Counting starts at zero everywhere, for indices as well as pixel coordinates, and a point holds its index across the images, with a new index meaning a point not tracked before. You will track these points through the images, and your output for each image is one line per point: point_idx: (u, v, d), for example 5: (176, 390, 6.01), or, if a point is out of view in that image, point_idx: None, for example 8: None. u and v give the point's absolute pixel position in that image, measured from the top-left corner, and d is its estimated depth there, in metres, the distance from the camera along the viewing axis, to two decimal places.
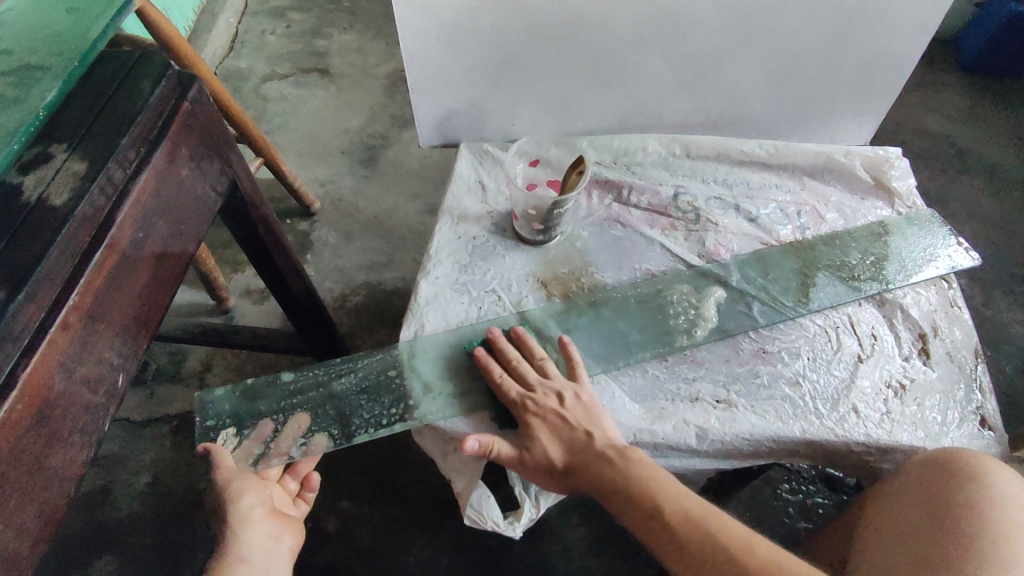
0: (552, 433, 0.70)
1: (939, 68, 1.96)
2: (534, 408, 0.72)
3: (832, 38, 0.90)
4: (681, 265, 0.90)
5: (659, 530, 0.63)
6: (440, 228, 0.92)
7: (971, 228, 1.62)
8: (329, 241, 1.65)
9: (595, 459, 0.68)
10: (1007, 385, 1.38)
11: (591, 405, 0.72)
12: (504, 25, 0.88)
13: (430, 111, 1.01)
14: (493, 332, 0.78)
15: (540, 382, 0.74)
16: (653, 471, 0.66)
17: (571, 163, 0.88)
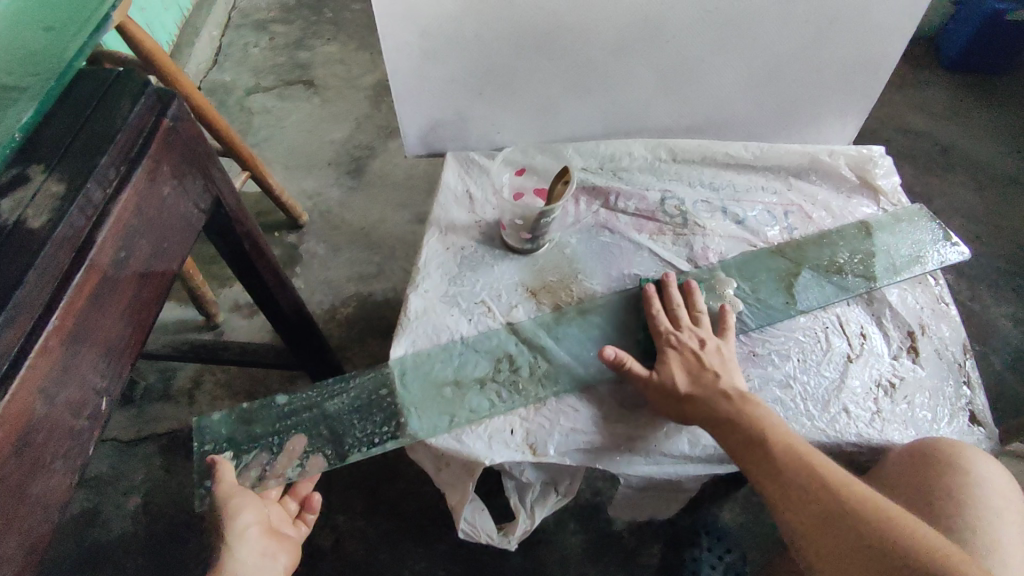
0: (686, 364, 0.75)
1: (919, 66, 1.98)
2: (674, 343, 0.77)
3: (813, 40, 0.90)
4: (670, 270, 0.90)
5: (759, 456, 0.67)
6: (428, 240, 0.92)
7: (955, 224, 1.64)
8: (318, 253, 1.65)
9: (718, 395, 0.72)
10: (995, 379, 1.39)
11: (730, 359, 0.77)
12: (486, 34, 0.88)
13: (415, 121, 1.01)
14: (667, 275, 0.85)
15: (688, 326, 0.80)
16: (775, 417, 0.71)
17: (556, 174, 0.88)
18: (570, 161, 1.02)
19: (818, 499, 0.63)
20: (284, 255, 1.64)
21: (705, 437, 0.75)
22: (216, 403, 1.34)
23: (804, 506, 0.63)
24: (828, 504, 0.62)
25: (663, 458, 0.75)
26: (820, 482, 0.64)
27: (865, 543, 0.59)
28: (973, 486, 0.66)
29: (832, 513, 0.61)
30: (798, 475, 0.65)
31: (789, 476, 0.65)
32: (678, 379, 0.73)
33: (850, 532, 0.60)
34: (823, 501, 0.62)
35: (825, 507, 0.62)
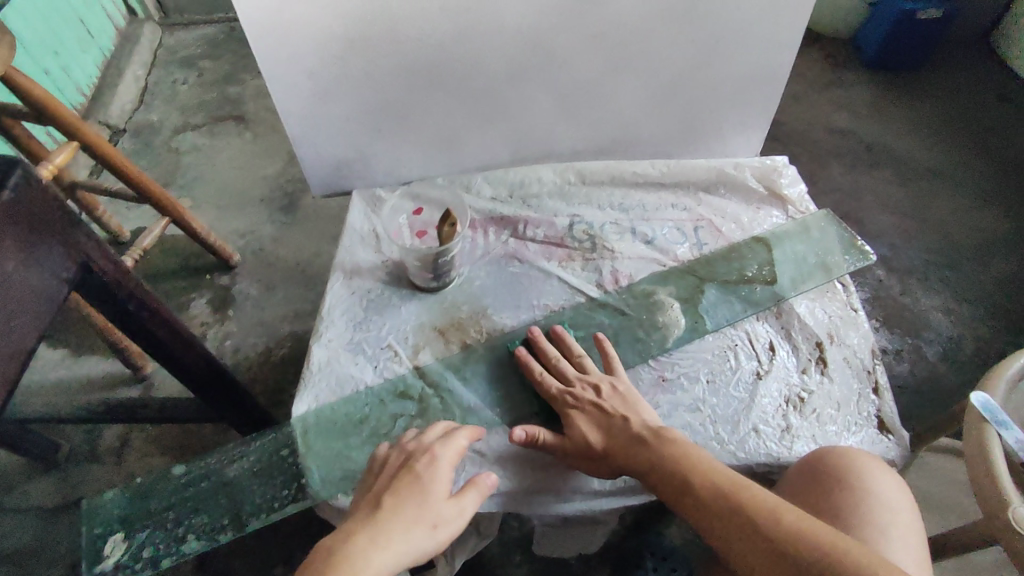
0: (593, 419, 0.74)
1: (841, 66, 2.03)
2: (573, 401, 0.76)
3: (704, 58, 0.91)
4: (580, 297, 0.89)
5: (686, 501, 0.65)
6: (333, 285, 0.90)
7: (882, 220, 1.68)
8: (252, 293, 1.60)
9: (632, 442, 0.70)
10: (928, 372, 1.42)
11: (631, 394, 0.76)
12: (375, 71, 0.87)
13: (317, 161, 0.98)
14: (533, 331, 0.83)
15: (580, 376, 0.78)
16: (691, 449, 0.68)
17: (441, 217, 0.85)
18: (478, 191, 1.00)
19: (753, 543, 0.58)
20: (217, 298, 1.59)
21: None
22: (146, 460, 1.29)
23: (744, 553, 0.59)
24: (765, 545, 0.58)
25: (574, 495, 0.73)
26: (750, 523, 0.60)
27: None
28: (870, 502, 0.65)
29: (771, 556, 0.57)
30: (729, 518, 0.61)
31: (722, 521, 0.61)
32: (590, 439, 0.72)
33: (793, 573, 0.55)
34: (758, 543, 0.58)
35: (763, 548, 0.58)
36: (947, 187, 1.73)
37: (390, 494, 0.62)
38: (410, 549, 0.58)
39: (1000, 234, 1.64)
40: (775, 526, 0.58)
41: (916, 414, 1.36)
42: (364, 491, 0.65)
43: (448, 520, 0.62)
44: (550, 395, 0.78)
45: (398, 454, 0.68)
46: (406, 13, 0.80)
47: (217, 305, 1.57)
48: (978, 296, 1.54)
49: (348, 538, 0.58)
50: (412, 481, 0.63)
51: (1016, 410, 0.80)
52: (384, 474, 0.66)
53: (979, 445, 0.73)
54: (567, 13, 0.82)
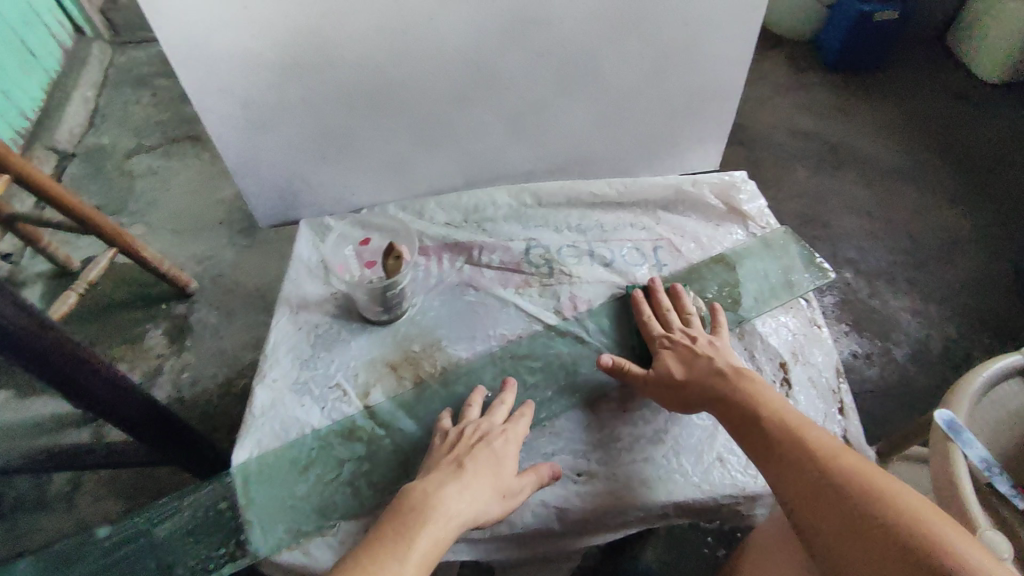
0: (681, 357, 0.74)
1: (804, 69, 2.03)
2: (666, 342, 0.77)
3: (656, 74, 0.89)
4: (537, 325, 0.86)
5: (756, 432, 0.64)
6: (279, 322, 0.86)
7: (849, 222, 1.66)
8: (210, 321, 1.54)
9: (715, 377, 0.70)
10: (900, 375, 1.39)
11: (726, 348, 0.75)
12: (314, 98, 0.83)
13: (261, 191, 0.94)
14: (652, 280, 0.85)
15: (679, 325, 0.79)
16: (771, 394, 0.67)
17: (384, 250, 0.82)
18: (432, 216, 0.97)
19: (803, 471, 0.58)
20: (173, 327, 1.52)
21: (576, 510, 0.72)
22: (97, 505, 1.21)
23: (792, 479, 0.59)
24: (813, 475, 0.57)
25: (534, 537, 0.71)
26: (807, 454, 0.59)
27: (846, 511, 0.54)
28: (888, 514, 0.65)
29: (817, 485, 0.56)
30: (788, 447, 0.61)
31: (781, 449, 0.61)
32: (672, 369, 0.73)
33: (834, 504, 0.55)
34: (810, 472, 0.58)
35: (812, 479, 0.57)
36: (910, 187, 1.72)
37: (472, 457, 0.66)
38: (483, 509, 0.62)
39: (965, 233, 1.62)
40: (832, 463, 0.57)
41: (889, 419, 1.34)
42: (444, 448, 0.69)
43: (514, 494, 0.66)
44: (649, 335, 0.79)
45: (473, 424, 0.72)
46: (344, 38, 0.77)
47: (173, 336, 1.50)
48: (946, 295, 1.52)
49: (439, 487, 0.62)
50: (490, 451, 0.68)
51: (983, 425, 0.77)
52: (463, 439, 0.70)
53: (946, 464, 0.71)
54: (511, 32, 0.80)
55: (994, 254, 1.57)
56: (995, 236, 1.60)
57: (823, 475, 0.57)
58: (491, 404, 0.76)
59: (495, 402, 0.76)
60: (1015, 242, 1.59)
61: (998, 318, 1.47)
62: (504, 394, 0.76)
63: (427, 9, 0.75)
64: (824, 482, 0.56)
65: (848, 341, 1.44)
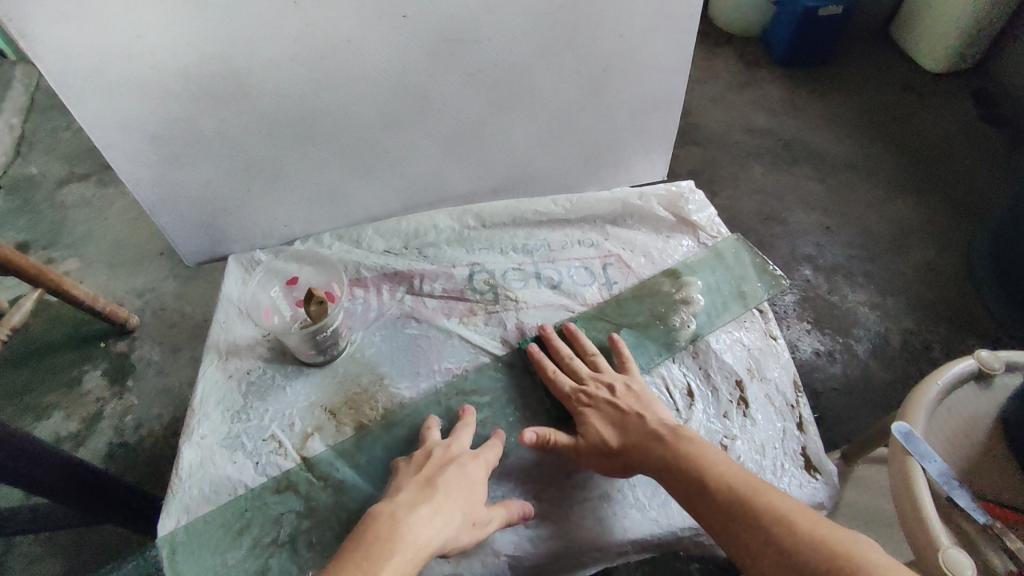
0: (606, 417, 0.70)
1: (756, 65, 2.02)
2: (586, 400, 0.72)
3: (595, 87, 0.86)
4: (484, 356, 0.82)
5: (701, 502, 0.60)
6: (206, 370, 0.80)
7: (810, 216, 1.65)
8: (154, 358, 1.42)
9: (647, 440, 0.66)
10: (867, 371, 1.38)
11: (644, 392, 0.72)
12: (230, 130, 0.77)
13: (185, 228, 0.88)
14: (545, 328, 0.80)
15: (592, 374, 0.75)
16: (710, 450, 0.64)
17: (306, 296, 0.76)
18: (370, 245, 0.92)
19: (765, 548, 0.54)
20: (115, 366, 1.41)
21: (528, 556, 0.68)
22: None
23: (758, 557, 0.54)
24: (779, 553, 0.53)
25: None
26: (764, 528, 0.55)
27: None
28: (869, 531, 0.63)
29: (784, 565, 0.53)
30: (743, 521, 0.56)
31: (736, 523, 0.57)
32: (604, 436, 0.69)
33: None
34: (773, 550, 0.54)
35: (777, 556, 0.53)
36: (862, 180, 1.71)
37: (444, 479, 0.61)
38: (451, 537, 0.57)
39: (915, 223, 1.61)
40: (792, 536, 0.53)
41: (859, 417, 1.32)
42: (411, 470, 0.63)
43: (482, 523, 0.61)
44: (563, 394, 0.74)
45: (443, 444, 0.67)
46: (255, 67, 0.71)
47: (115, 377, 1.39)
48: (907, 287, 1.50)
49: (410, 512, 0.56)
50: (462, 474, 0.62)
51: (943, 434, 0.75)
52: (431, 460, 0.64)
53: (905, 479, 0.68)
54: (437, 52, 0.75)
55: (946, 244, 1.56)
56: (946, 226, 1.60)
57: (788, 552, 0.53)
58: (457, 426, 0.71)
59: (460, 425, 0.71)
60: (966, 231, 1.58)
61: (954, 308, 1.46)
62: (465, 419, 0.72)
63: (343, 32, 0.70)
64: (793, 560, 0.52)
65: (809, 340, 1.42)
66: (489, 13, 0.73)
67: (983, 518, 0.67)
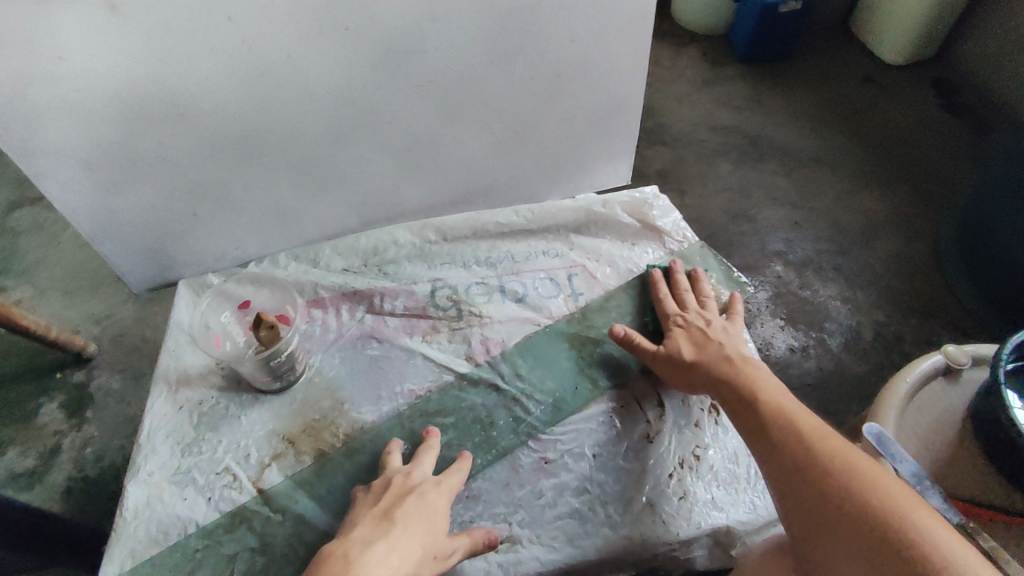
0: (693, 339, 0.74)
1: (719, 63, 2.01)
2: (680, 322, 0.77)
3: (551, 94, 0.85)
4: (448, 375, 0.79)
5: (744, 411, 0.63)
6: (154, 403, 0.76)
7: (779, 214, 1.61)
8: (114, 387, 1.25)
9: (719, 360, 0.70)
10: (840, 366, 1.34)
11: (737, 335, 0.75)
12: (169, 151, 0.73)
13: (129, 255, 0.83)
14: (674, 262, 0.86)
15: (696, 308, 0.79)
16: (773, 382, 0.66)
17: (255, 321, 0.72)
18: (328, 263, 0.89)
19: (785, 454, 0.56)
20: (71, 398, 1.23)
21: None
22: None
23: (775, 460, 0.57)
24: (797, 461, 0.55)
25: None
26: (796, 439, 0.57)
27: (824, 498, 0.52)
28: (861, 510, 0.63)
29: (799, 471, 0.54)
30: (775, 431, 0.59)
31: (769, 432, 0.59)
32: (683, 350, 0.73)
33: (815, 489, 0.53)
34: (793, 454, 0.56)
35: (795, 465, 0.55)
36: (828, 173, 1.70)
37: (402, 511, 0.58)
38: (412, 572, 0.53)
39: (882, 214, 1.60)
40: (821, 452, 0.54)
41: (835, 415, 1.28)
42: (369, 502, 0.60)
43: (445, 555, 0.58)
44: (665, 313, 0.80)
45: (403, 472, 0.64)
46: (191, 86, 0.67)
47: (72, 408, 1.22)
48: (874, 279, 1.48)
49: (364, 550, 0.53)
50: (422, 504, 0.59)
51: (913, 433, 0.74)
52: (390, 490, 0.61)
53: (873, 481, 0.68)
54: (382, 63, 0.73)
55: (914, 235, 1.55)
56: (913, 215, 1.59)
57: (807, 460, 0.54)
58: (420, 450, 0.68)
59: (423, 449, 0.68)
60: (933, 220, 1.58)
61: (923, 297, 1.44)
62: (429, 441, 0.70)
63: (282, 46, 0.67)
64: (812, 473, 0.54)
65: (784, 336, 1.38)
66: (433, 21, 0.71)
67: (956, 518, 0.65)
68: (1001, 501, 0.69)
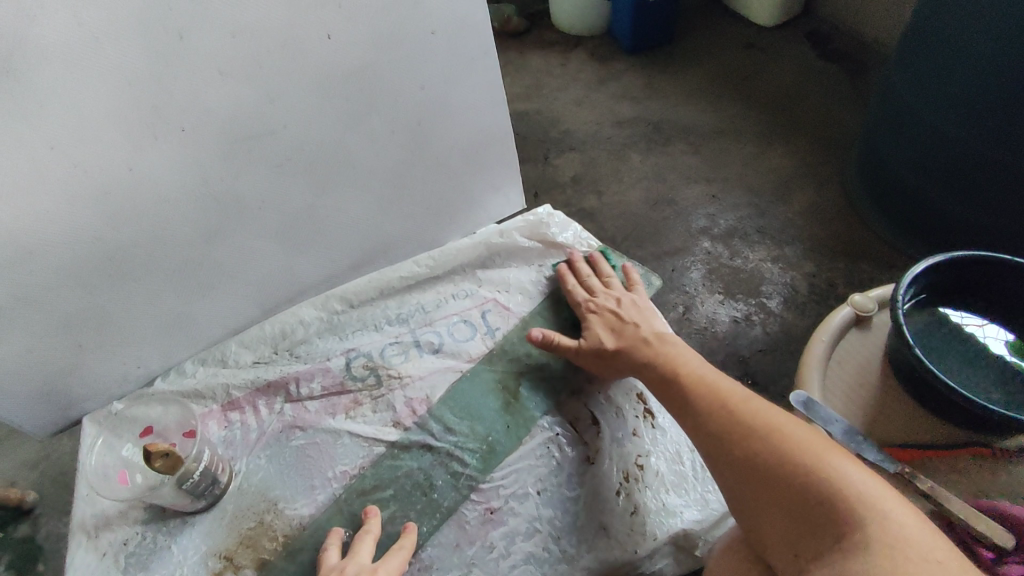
0: (608, 325, 0.77)
1: (608, 58, 2.03)
2: (593, 308, 0.80)
3: (417, 142, 0.85)
4: (378, 447, 0.77)
5: (681, 396, 0.65)
6: (74, 557, 0.71)
7: (695, 190, 1.62)
8: (58, 534, 1.05)
9: (641, 345, 0.72)
10: (784, 323, 1.34)
11: (647, 309, 0.79)
12: (29, 292, 0.69)
13: (18, 405, 0.78)
14: (571, 254, 0.90)
15: (604, 290, 0.83)
16: (689, 354, 0.69)
17: (145, 454, 0.68)
18: (237, 360, 0.86)
19: (735, 448, 0.57)
20: (18, 555, 1.02)
21: None
22: None
23: (722, 456, 0.58)
24: (737, 448, 0.56)
25: None
26: (735, 426, 0.58)
27: (775, 494, 0.53)
28: None
29: (747, 462, 0.55)
30: (718, 420, 0.60)
31: (707, 421, 0.60)
32: (604, 339, 0.76)
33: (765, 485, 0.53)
34: (740, 448, 0.56)
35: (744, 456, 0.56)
36: (733, 141, 1.73)
37: None
38: None
39: (789, 169, 1.64)
40: (757, 435, 0.56)
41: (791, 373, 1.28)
42: None
43: None
44: (576, 301, 0.84)
45: (338, 568, 0.61)
46: (33, 224, 0.64)
47: (16, 567, 1.01)
48: (797, 234, 1.50)
49: None
50: None
51: (838, 390, 0.74)
52: None
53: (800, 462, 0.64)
54: (231, 153, 0.71)
55: (821, 182, 1.60)
56: (816, 163, 1.64)
57: (750, 444, 0.56)
58: (356, 539, 0.66)
59: (359, 536, 0.66)
60: (834, 164, 1.63)
61: (844, 240, 1.47)
62: (367, 526, 0.67)
63: (119, 161, 0.65)
64: (756, 455, 0.55)
65: (725, 309, 1.37)
66: (274, 103, 0.70)
67: (893, 466, 0.66)
68: (931, 436, 0.70)
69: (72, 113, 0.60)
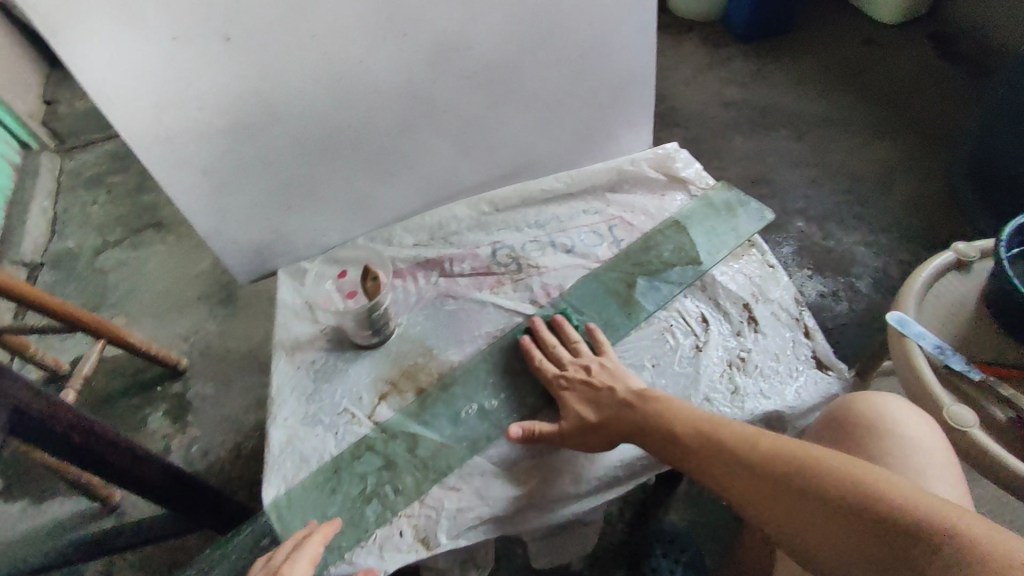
0: (585, 397, 0.78)
1: (721, 43, 2.10)
2: (566, 384, 0.80)
3: (578, 72, 0.99)
4: (517, 317, 0.93)
5: (699, 450, 0.67)
6: (277, 365, 0.90)
7: (796, 172, 1.69)
8: (207, 394, 1.28)
9: (625, 412, 0.74)
10: (870, 301, 1.41)
11: (617, 369, 0.80)
12: (268, 155, 0.88)
13: (236, 250, 0.97)
14: (533, 320, 0.88)
15: (570, 360, 0.83)
16: (673, 405, 0.72)
17: (362, 275, 0.89)
18: (400, 241, 1.03)
19: (776, 495, 0.60)
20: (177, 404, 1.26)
21: (588, 472, 0.78)
22: None
23: (765, 508, 0.60)
24: (783, 494, 0.59)
25: (555, 504, 0.77)
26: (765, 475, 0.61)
27: (833, 523, 0.56)
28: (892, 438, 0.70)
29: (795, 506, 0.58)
30: (747, 470, 0.63)
31: (734, 472, 0.63)
32: (583, 414, 0.76)
33: (833, 526, 0.56)
34: (795, 503, 0.58)
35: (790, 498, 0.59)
36: (839, 130, 1.78)
37: None
38: None
39: (895, 161, 1.68)
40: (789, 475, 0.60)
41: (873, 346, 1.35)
42: None
43: None
44: (546, 377, 0.83)
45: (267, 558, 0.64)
46: (289, 97, 0.83)
47: (175, 413, 1.25)
48: (895, 222, 1.55)
49: None
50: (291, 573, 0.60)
51: (933, 317, 0.83)
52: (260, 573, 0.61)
53: (873, 420, 0.72)
54: (434, 60, 0.88)
55: (925, 176, 1.63)
56: (922, 158, 1.67)
57: (791, 486, 0.59)
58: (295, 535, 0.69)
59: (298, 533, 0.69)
60: (940, 160, 1.66)
61: (942, 232, 1.51)
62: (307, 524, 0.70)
63: (358, 54, 0.83)
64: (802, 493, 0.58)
65: (813, 283, 1.45)
66: (474, 22, 0.86)
67: (977, 375, 0.75)
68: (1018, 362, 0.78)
69: (335, 10, 0.78)
